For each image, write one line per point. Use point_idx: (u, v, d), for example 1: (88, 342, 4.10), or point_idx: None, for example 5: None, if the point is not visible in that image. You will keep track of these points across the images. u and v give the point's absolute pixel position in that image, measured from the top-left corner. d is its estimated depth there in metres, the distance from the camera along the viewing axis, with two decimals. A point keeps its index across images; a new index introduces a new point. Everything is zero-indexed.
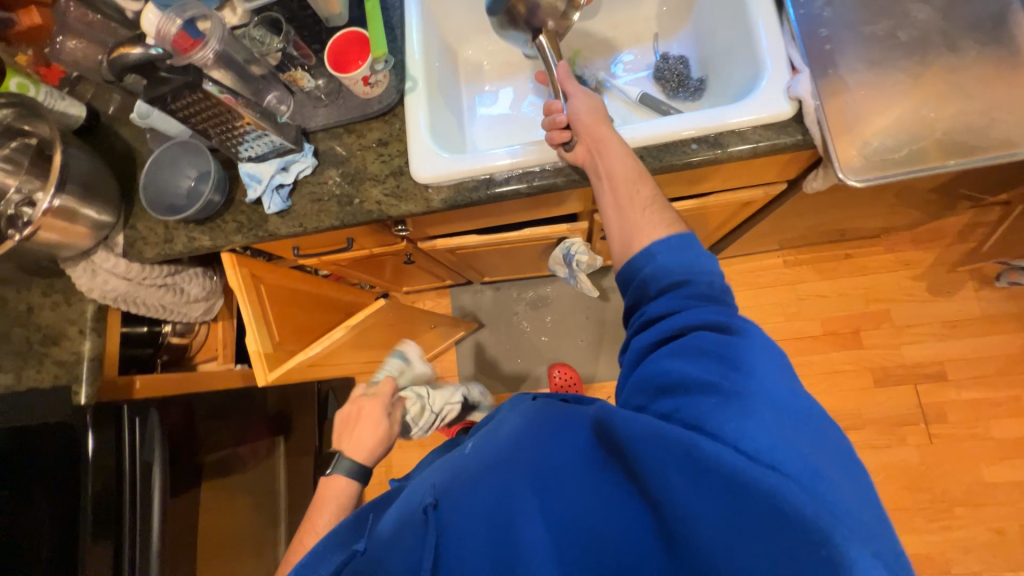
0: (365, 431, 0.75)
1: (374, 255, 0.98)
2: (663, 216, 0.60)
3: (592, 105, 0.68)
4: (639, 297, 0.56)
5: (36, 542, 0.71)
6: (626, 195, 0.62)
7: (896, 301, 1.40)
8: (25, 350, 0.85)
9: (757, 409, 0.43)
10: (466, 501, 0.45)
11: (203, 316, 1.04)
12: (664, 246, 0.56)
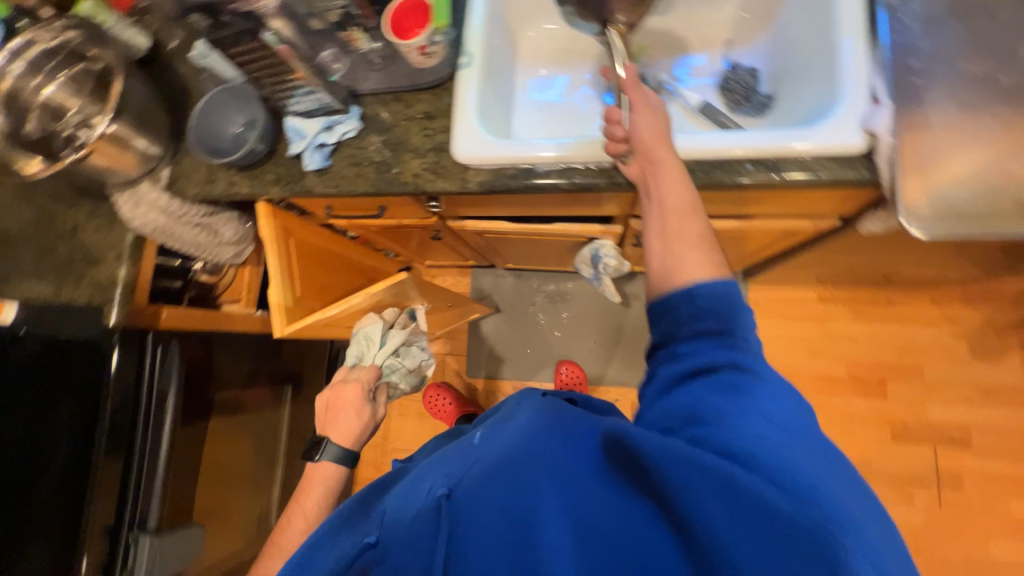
0: (345, 420, 0.88)
1: (403, 226, 0.99)
2: (709, 257, 0.56)
3: (657, 123, 0.62)
4: (669, 334, 0.53)
5: (56, 446, 0.76)
6: (675, 226, 0.58)
7: (931, 357, 1.33)
8: (67, 266, 0.89)
9: (775, 433, 0.43)
10: (473, 497, 0.43)
11: (234, 259, 1.06)
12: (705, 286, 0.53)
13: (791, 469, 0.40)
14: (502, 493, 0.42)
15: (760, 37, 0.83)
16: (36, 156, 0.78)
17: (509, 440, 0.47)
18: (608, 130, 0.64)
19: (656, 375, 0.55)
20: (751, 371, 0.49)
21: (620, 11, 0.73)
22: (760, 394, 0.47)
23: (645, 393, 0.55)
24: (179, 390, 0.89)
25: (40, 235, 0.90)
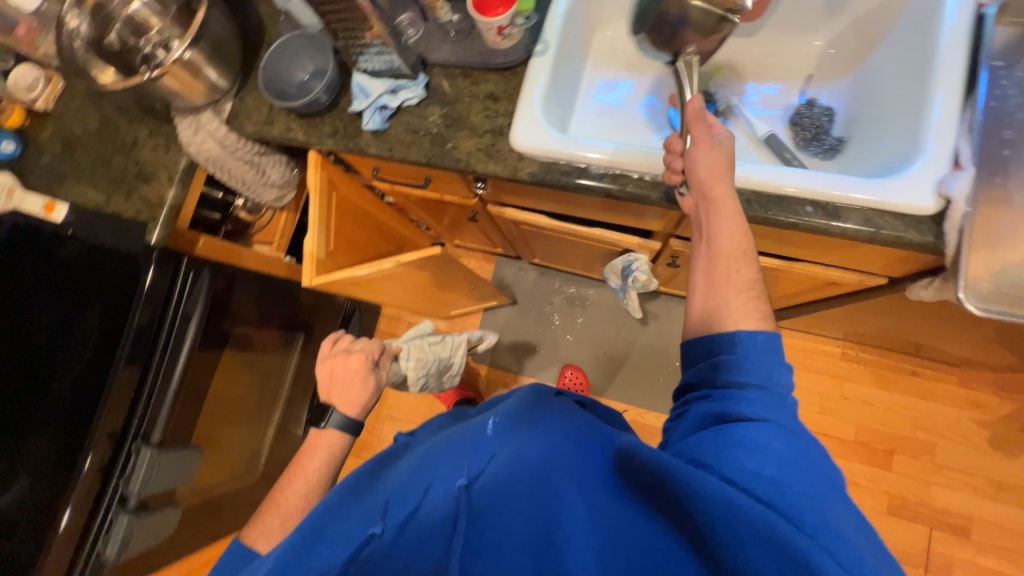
0: (354, 389, 0.78)
1: (443, 202, 0.99)
2: (755, 306, 0.55)
3: (716, 160, 0.59)
4: (704, 377, 0.54)
5: (81, 344, 0.79)
6: (721, 269, 0.57)
7: (946, 438, 1.28)
8: (119, 178, 0.92)
9: (794, 473, 0.43)
10: (496, 502, 0.47)
11: (273, 203, 1.08)
12: (750, 338, 0.52)
13: (808, 507, 0.40)
14: (526, 501, 0.46)
15: (843, 77, 0.80)
16: (110, 68, 0.81)
17: (531, 451, 0.51)
18: (666, 161, 0.64)
19: (685, 413, 0.54)
20: (776, 408, 0.48)
21: (694, 39, 0.69)
22: (784, 435, 0.46)
23: (672, 428, 0.55)
24: (202, 317, 0.93)
25: (105, 143, 0.94)
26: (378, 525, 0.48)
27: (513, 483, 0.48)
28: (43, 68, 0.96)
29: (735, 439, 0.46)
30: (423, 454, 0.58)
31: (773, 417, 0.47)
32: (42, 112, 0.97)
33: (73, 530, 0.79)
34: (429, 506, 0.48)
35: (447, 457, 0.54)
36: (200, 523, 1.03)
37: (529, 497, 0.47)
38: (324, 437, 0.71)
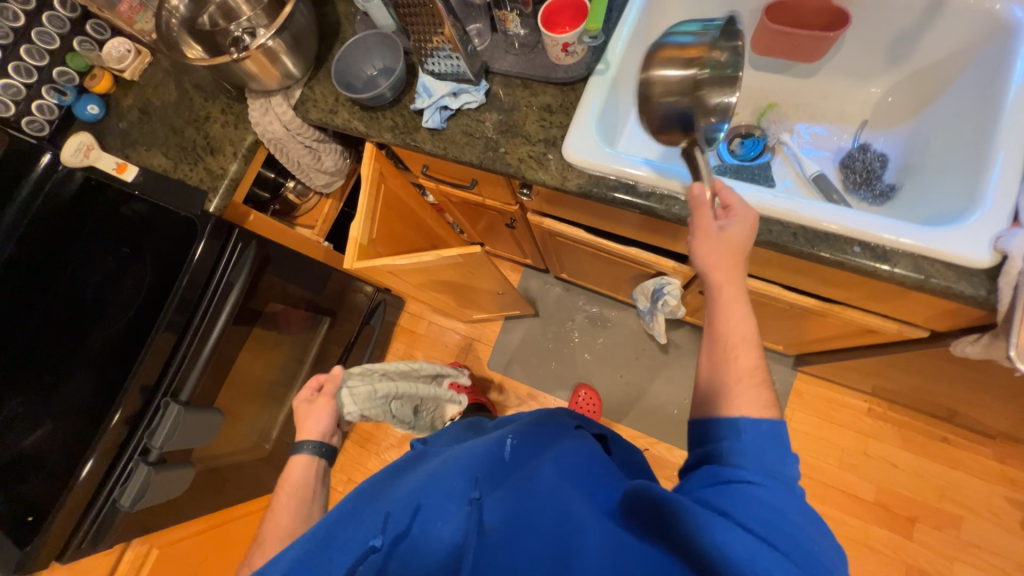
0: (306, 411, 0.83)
1: (483, 205, 1.02)
2: (758, 394, 0.52)
3: (719, 246, 0.58)
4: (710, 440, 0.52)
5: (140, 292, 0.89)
6: (721, 356, 0.55)
7: (973, 512, 1.21)
8: (189, 148, 0.98)
9: (798, 530, 0.43)
10: (508, 529, 0.45)
11: (321, 188, 1.13)
12: (754, 428, 0.49)
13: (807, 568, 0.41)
14: (539, 528, 0.46)
15: (899, 125, 0.80)
16: (197, 46, 0.88)
17: (540, 484, 0.51)
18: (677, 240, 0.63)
19: (691, 470, 0.53)
20: (784, 491, 0.46)
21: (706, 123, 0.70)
22: (792, 512, 0.44)
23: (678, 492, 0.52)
24: (243, 288, 0.95)
25: (179, 115, 1.01)
26: (378, 537, 0.46)
27: (525, 513, 0.47)
28: (135, 42, 1.04)
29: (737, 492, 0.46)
30: (422, 469, 0.56)
31: (779, 493, 0.46)
32: (127, 81, 1.05)
33: (94, 477, 0.82)
34: (434, 521, 0.46)
35: (449, 470, 0.52)
36: (205, 488, 1.05)
37: (543, 526, 0.46)
38: (297, 464, 0.74)
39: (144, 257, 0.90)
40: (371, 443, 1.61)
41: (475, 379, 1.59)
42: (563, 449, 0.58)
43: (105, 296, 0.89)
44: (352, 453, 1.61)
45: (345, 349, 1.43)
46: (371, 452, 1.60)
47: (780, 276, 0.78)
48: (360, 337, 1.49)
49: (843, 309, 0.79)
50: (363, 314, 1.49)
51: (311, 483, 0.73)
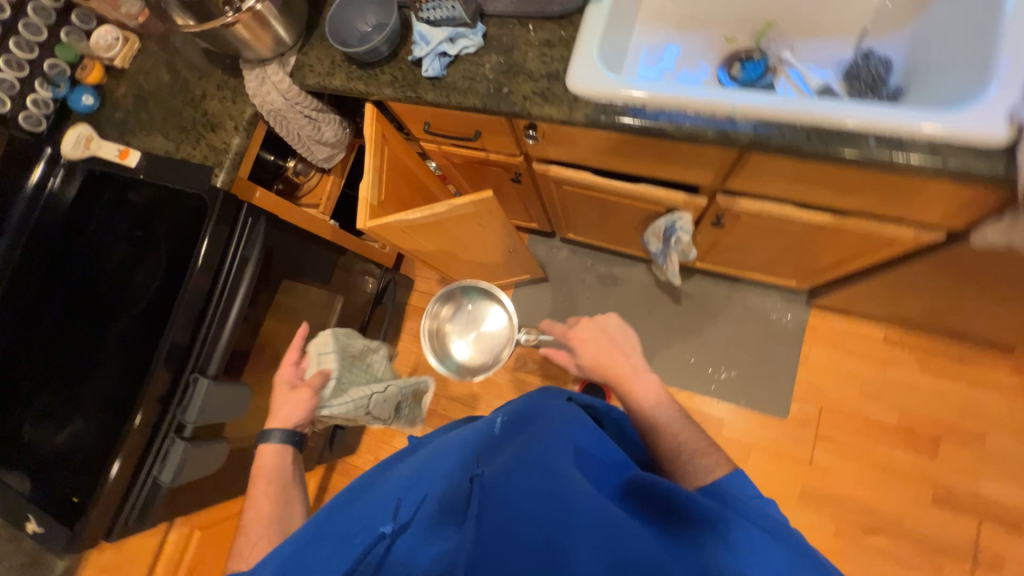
0: (281, 399, 0.86)
1: (487, 161, 1.03)
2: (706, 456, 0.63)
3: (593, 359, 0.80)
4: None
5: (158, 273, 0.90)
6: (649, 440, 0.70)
7: (997, 427, 1.22)
8: (189, 127, 0.98)
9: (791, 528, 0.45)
10: (501, 503, 0.46)
11: (322, 163, 1.12)
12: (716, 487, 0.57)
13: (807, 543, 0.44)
14: (542, 496, 0.46)
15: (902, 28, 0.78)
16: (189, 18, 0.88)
17: (537, 449, 0.53)
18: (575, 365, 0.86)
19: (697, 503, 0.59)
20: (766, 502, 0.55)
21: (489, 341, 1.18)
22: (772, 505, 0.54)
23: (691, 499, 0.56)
24: (259, 261, 0.95)
25: (175, 96, 1.00)
26: (388, 525, 0.51)
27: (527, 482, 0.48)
28: (122, 30, 1.03)
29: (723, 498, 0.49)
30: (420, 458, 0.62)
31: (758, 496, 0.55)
32: (119, 70, 1.04)
33: (133, 453, 0.83)
34: (435, 508, 0.50)
35: (445, 459, 0.60)
36: (238, 468, 1.07)
37: (549, 501, 0.46)
38: (270, 451, 0.80)
39: (158, 239, 0.91)
40: None
41: None
42: (567, 416, 0.61)
43: (126, 282, 0.91)
44: (377, 434, 1.62)
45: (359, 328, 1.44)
46: (395, 431, 1.61)
47: (793, 192, 0.78)
48: (375, 317, 1.50)
49: (858, 220, 0.79)
50: (375, 294, 1.49)
51: (283, 466, 0.78)
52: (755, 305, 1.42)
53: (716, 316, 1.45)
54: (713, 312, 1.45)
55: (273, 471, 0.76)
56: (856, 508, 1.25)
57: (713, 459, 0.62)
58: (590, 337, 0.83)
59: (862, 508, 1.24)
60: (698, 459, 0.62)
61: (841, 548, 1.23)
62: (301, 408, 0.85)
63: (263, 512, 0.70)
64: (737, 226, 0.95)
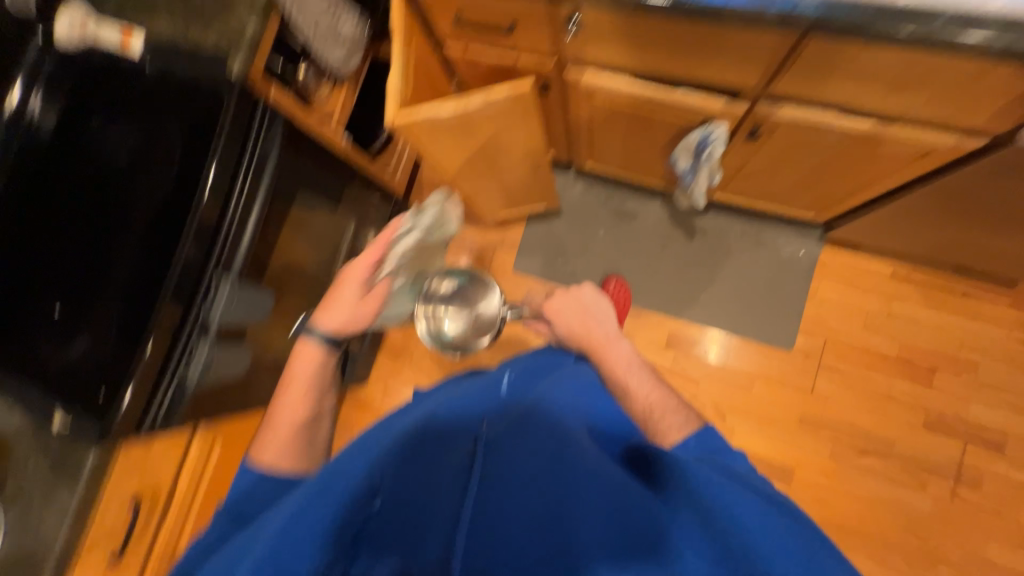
0: (348, 301, 0.90)
1: (515, 68, 0.99)
2: (669, 410, 0.77)
3: (568, 325, 0.95)
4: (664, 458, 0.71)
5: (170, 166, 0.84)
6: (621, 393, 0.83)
7: (990, 357, 1.28)
8: (199, 9, 0.89)
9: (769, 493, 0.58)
10: (503, 462, 0.60)
11: (337, 67, 1.12)
12: (682, 446, 0.70)
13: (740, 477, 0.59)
14: (539, 450, 0.61)
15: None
16: None
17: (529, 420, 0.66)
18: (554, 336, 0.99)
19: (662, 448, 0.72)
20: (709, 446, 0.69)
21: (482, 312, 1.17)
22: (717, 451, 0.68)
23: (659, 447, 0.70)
24: (277, 160, 0.93)
25: None
26: (375, 503, 0.58)
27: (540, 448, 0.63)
28: None
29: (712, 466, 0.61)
30: (438, 405, 0.76)
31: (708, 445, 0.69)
32: None
33: (159, 353, 0.81)
34: (439, 473, 0.60)
35: (445, 421, 0.69)
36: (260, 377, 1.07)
37: (544, 456, 0.60)
38: (310, 345, 0.86)
39: (169, 128, 0.85)
40: (402, 353, 1.63)
41: (503, 281, 1.60)
42: (570, 399, 0.76)
43: (132, 173, 0.84)
44: (385, 365, 1.63)
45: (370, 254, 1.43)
46: (404, 362, 1.62)
47: (840, 95, 0.77)
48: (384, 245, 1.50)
49: (900, 126, 0.79)
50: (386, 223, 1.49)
51: (322, 369, 0.85)
52: (769, 241, 1.43)
53: (730, 251, 1.46)
54: (726, 247, 1.46)
55: (300, 378, 0.83)
56: (851, 431, 1.32)
57: (682, 417, 0.75)
58: (566, 309, 0.97)
59: (856, 432, 1.31)
60: (667, 417, 0.76)
61: (833, 468, 1.31)
62: (360, 317, 0.91)
63: (284, 416, 0.78)
64: (773, 138, 0.93)
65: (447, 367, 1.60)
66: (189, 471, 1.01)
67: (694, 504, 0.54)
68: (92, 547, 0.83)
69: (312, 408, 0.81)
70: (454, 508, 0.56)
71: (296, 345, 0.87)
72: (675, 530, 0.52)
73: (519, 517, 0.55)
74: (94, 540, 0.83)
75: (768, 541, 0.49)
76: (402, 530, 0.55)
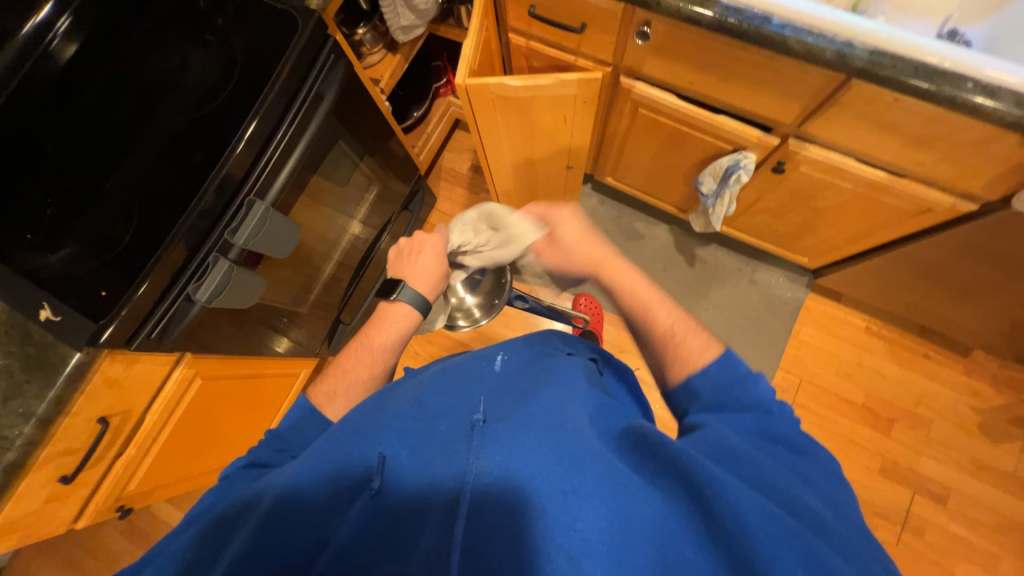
0: (425, 267, 0.91)
1: (570, 68, 1.05)
2: (686, 335, 0.66)
3: (577, 234, 0.86)
4: (679, 389, 0.63)
5: (227, 82, 0.83)
6: (637, 313, 0.73)
7: (941, 416, 1.40)
8: None
9: (796, 488, 0.47)
10: (490, 445, 0.51)
11: (399, 36, 1.16)
12: (703, 376, 0.61)
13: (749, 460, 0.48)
14: (530, 433, 0.51)
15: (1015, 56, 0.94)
16: None
17: (539, 399, 0.57)
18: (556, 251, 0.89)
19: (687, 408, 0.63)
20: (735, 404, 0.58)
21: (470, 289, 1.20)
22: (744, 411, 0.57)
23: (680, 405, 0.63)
24: (332, 102, 0.93)
25: None
26: (376, 481, 0.52)
27: (536, 435, 0.51)
28: None
29: (718, 442, 0.50)
30: (424, 385, 0.66)
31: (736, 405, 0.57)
32: None
33: (175, 264, 0.78)
34: (429, 453, 0.54)
35: (448, 397, 0.62)
36: (253, 320, 1.04)
37: (536, 435, 0.51)
38: (403, 314, 0.84)
39: (231, 43, 0.84)
40: None
41: None
42: (565, 374, 0.64)
43: (180, 80, 0.83)
44: None
45: (383, 224, 1.44)
46: None
47: (864, 146, 0.86)
48: (399, 219, 1.51)
49: (908, 182, 0.89)
50: (404, 199, 1.51)
51: (403, 335, 0.84)
52: (761, 280, 1.54)
53: (724, 284, 1.55)
54: (722, 280, 1.55)
55: (380, 349, 0.81)
56: None
57: (703, 338, 0.65)
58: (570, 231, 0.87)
59: None
60: (688, 340, 0.66)
61: None
62: (435, 285, 0.92)
63: (360, 377, 0.77)
64: (793, 176, 1.03)
65: (436, 353, 1.57)
66: (162, 404, 0.94)
67: (691, 499, 0.44)
68: (43, 465, 0.75)
69: (387, 371, 0.80)
70: (439, 512, 0.48)
71: (387, 308, 0.85)
72: (670, 528, 0.43)
73: (495, 529, 0.45)
74: (47, 458, 0.75)
75: (776, 545, 0.40)
76: (386, 526, 0.49)
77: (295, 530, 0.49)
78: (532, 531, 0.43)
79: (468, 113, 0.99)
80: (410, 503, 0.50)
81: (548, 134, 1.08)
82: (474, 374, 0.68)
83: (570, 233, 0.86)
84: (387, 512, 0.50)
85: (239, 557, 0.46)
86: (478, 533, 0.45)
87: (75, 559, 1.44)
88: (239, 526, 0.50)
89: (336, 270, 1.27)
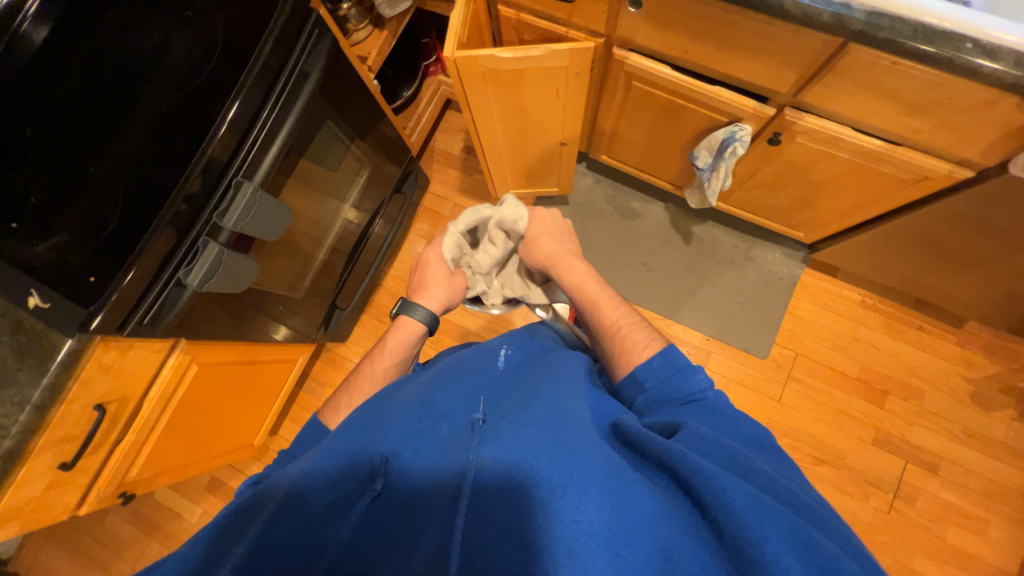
0: (442, 278, 0.92)
1: (562, 40, 1.03)
2: (631, 330, 0.75)
3: (545, 228, 0.93)
4: (626, 381, 0.69)
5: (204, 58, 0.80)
6: (588, 309, 0.82)
7: (934, 387, 1.42)
8: None
9: (773, 472, 0.48)
10: (492, 441, 0.52)
11: (386, 10, 1.12)
12: (647, 366, 0.67)
13: (736, 454, 0.49)
14: (530, 427, 0.52)
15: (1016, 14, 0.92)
16: None
17: (538, 393, 0.58)
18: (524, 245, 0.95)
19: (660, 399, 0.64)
20: (711, 404, 0.60)
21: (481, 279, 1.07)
22: (721, 409, 0.59)
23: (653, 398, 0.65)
24: (318, 80, 0.91)
25: None
26: (378, 483, 0.52)
27: (535, 429, 0.51)
28: None
29: (696, 433, 0.51)
30: (425, 383, 0.67)
31: (715, 403, 0.60)
32: None
33: (166, 246, 0.78)
34: (432, 452, 0.54)
35: (449, 397, 0.63)
36: (246, 309, 1.03)
37: (536, 429, 0.51)
38: (410, 326, 0.86)
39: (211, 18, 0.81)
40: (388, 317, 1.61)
41: None
42: (566, 369, 0.65)
43: None
44: (370, 327, 1.65)
45: (377, 207, 1.41)
46: None
47: (861, 113, 0.85)
48: (392, 203, 1.50)
49: (906, 150, 0.88)
50: (396, 182, 1.48)
51: (407, 349, 0.84)
52: (758, 258, 1.54)
53: (721, 261, 1.55)
54: (718, 258, 1.55)
55: (384, 361, 0.82)
56: (808, 441, 1.41)
57: (647, 334, 0.73)
58: (537, 229, 0.93)
59: (814, 442, 1.41)
60: (634, 334, 0.74)
61: None
62: (454, 293, 0.94)
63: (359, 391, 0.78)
64: (790, 148, 1.01)
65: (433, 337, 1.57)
66: (159, 391, 0.94)
67: (684, 492, 0.45)
68: (42, 453, 0.75)
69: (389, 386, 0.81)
70: (444, 511, 0.48)
71: (395, 321, 0.87)
72: (666, 520, 0.43)
73: (500, 525, 0.45)
74: (45, 446, 0.75)
75: (765, 528, 0.40)
76: (392, 525, 0.50)
77: (294, 531, 0.48)
78: (537, 527, 0.43)
79: (460, 87, 0.96)
80: (416, 502, 0.51)
81: (542, 109, 1.06)
82: (474, 371, 0.70)
83: (538, 226, 0.93)
84: (391, 513, 0.51)
85: (244, 557, 0.45)
86: (484, 529, 0.45)
87: (81, 546, 1.46)
88: (242, 530, 0.50)
89: (330, 255, 1.26)
